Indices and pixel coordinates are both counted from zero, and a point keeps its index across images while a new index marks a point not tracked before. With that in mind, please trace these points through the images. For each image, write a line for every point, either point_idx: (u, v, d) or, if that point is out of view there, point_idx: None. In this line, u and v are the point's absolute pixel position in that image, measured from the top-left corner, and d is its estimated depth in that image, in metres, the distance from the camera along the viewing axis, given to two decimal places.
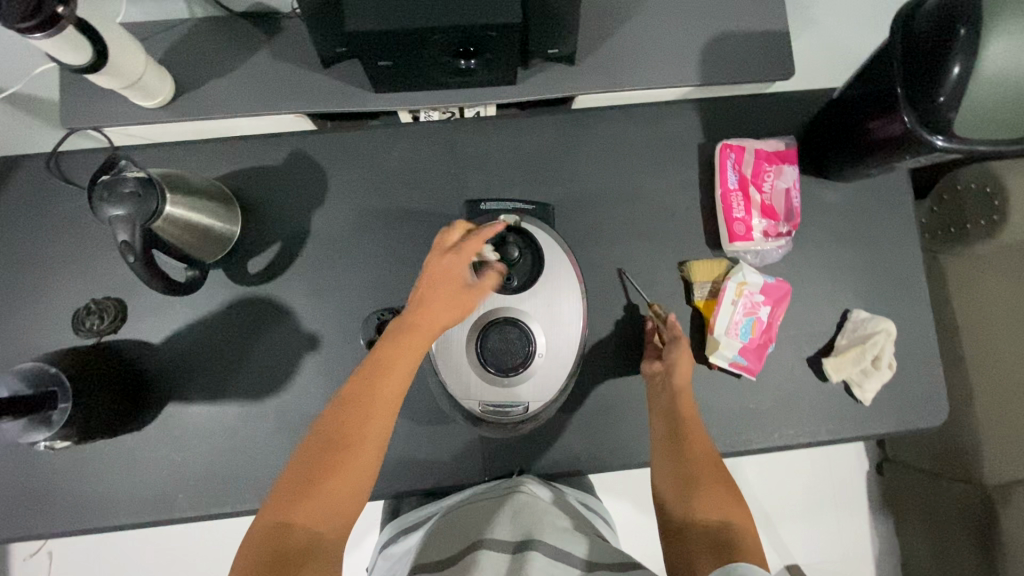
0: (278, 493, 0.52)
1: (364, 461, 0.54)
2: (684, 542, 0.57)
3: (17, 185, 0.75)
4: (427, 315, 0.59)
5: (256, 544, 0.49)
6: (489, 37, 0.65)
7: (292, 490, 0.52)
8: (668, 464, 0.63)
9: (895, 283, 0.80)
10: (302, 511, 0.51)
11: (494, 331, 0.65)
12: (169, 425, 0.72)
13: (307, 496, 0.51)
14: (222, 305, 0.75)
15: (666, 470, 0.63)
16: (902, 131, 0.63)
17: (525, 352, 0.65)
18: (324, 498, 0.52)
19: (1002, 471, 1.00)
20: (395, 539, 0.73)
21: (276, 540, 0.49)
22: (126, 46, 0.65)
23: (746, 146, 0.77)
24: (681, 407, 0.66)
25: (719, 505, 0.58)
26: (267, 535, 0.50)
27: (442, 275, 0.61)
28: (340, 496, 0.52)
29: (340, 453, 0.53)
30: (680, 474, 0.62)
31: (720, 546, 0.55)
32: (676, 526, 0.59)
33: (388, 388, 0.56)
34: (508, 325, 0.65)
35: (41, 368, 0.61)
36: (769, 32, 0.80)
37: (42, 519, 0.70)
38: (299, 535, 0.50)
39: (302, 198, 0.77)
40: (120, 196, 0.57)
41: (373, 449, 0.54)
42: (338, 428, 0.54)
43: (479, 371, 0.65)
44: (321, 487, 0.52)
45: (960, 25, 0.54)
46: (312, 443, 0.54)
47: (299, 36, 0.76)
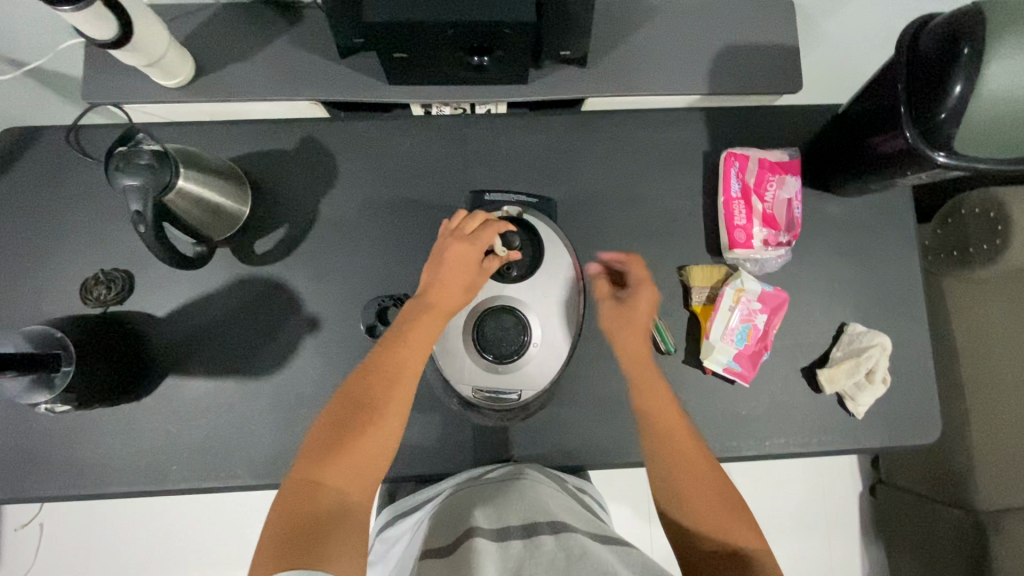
0: (308, 457, 0.55)
1: (388, 425, 0.57)
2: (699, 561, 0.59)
3: (35, 154, 0.77)
4: (440, 296, 0.64)
5: (286, 505, 0.51)
6: (502, 34, 0.67)
7: (320, 453, 0.54)
8: (675, 486, 0.63)
9: (893, 300, 0.80)
10: (330, 472, 0.53)
11: (491, 319, 0.66)
12: (168, 397, 0.74)
13: (336, 457, 0.54)
14: (227, 282, 0.76)
15: (673, 491, 0.63)
16: (905, 147, 0.64)
17: (520, 341, 0.66)
18: (352, 459, 0.54)
19: (995, 498, 1.00)
20: (390, 524, 0.74)
21: (305, 499, 0.51)
22: (152, 26, 0.67)
23: (751, 155, 0.78)
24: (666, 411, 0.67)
25: (730, 520, 0.60)
26: (297, 494, 0.52)
27: (455, 260, 0.64)
28: (366, 459, 0.55)
29: (363, 421, 0.56)
30: (688, 493, 0.62)
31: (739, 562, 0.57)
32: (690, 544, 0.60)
33: (408, 362, 0.60)
34: (505, 313, 0.66)
35: (47, 331, 0.62)
36: (779, 45, 0.81)
37: (37, 482, 0.71)
38: (328, 495, 0.52)
39: (312, 183, 0.78)
40: (134, 167, 0.59)
41: (395, 416, 0.58)
42: (361, 397, 0.58)
43: (475, 357, 0.66)
44: (350, 450, 0.55)
45: (964, 44, 0.55)
46: (339, 410, 0.57)
47: (318, 25, 0.78)
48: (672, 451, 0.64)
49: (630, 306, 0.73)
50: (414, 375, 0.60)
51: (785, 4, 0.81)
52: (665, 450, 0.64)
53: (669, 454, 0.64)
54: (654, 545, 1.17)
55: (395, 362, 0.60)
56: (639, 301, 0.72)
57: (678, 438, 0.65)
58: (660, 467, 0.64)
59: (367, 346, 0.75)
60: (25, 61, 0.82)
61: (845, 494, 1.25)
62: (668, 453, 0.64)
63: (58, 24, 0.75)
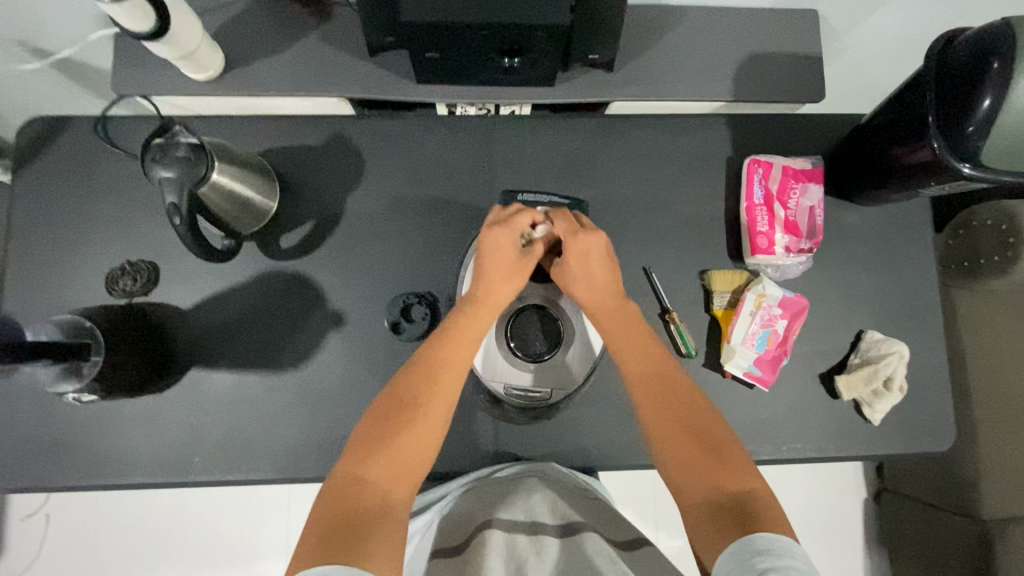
0: (351, 451, 0.58)
1: (429, 426, 0.60)
2: (700, 522, 0.55)
3: (63, 143, 0.77)
4: (489, 291, 0.67)
5: (330, 496, 0.54)
6: (535, 36, 0.67)
7: (363, 448, 0.58)
8: (674, 448, 0.61)
9: (911, 308, 0.81)
10: (372, 467, 0.56)
11: (529, 322, 0.70)
12: (191, 389, 0.74)
13: (376, 455, 0.57)
14: (252, 276, 0.76)
15: (673, 453, 0.61)
16: (930, 158, 0.65)
17: (554, 343, 0.71)
18: (393, 457, 0.58)
19: (1000, 507, 1.01)
20: None
21: (348, 491, 0.54)
22: (187, 19, 0.67)
23: (774, 162, 0.79)
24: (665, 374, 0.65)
25: (732, 478, 0.57)
26: (340, 486, 0.55)
27: (493, 250, 0.68)
28: (406, 457, 0.58)
29: (402, 421, 0.59)
30: (688, 454, 0.60)
31: (739, 521, 0.52)
32: (692, 506, 0.57)
33: (449, 366, 0.63)
34: (542, 317, 0.71)
35: (78, 320, 0.63)
36: (804, 54, 0.82)
37: (59, 471, 0.72)
38: (369, 489, 0.55)
39: (338, 180, 0.79)
40: (171, 159, 0.59)
41: (438, 416, 0.61)
42: (402, 397, 0.61)
43: (507, 356, 0.70)
44: (392, 447, 0.58)
45: (993, 58, 0.56)
46: (380, 409, 0.60)
47: (348, 22, 0.78)
48: (668, 412, 0.63)
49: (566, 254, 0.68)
50: (457, 377, 0.63)
51: (812, 14, 0.81)
52: (662, 413, 0.63)
53: (665, 417, 0.63)
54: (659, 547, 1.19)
55: (438, 365, 0.63)
56: (583, 241, 0.68)
57: (675, 400, 0.63)
58: (658, 431, 0.63)
59: (391, 342, 0.76)
60: (53, 51, 0.82)
61: (849, 500, 1.27)
62: (665, 416, 0.63)
63: (89, 14, 0.75)
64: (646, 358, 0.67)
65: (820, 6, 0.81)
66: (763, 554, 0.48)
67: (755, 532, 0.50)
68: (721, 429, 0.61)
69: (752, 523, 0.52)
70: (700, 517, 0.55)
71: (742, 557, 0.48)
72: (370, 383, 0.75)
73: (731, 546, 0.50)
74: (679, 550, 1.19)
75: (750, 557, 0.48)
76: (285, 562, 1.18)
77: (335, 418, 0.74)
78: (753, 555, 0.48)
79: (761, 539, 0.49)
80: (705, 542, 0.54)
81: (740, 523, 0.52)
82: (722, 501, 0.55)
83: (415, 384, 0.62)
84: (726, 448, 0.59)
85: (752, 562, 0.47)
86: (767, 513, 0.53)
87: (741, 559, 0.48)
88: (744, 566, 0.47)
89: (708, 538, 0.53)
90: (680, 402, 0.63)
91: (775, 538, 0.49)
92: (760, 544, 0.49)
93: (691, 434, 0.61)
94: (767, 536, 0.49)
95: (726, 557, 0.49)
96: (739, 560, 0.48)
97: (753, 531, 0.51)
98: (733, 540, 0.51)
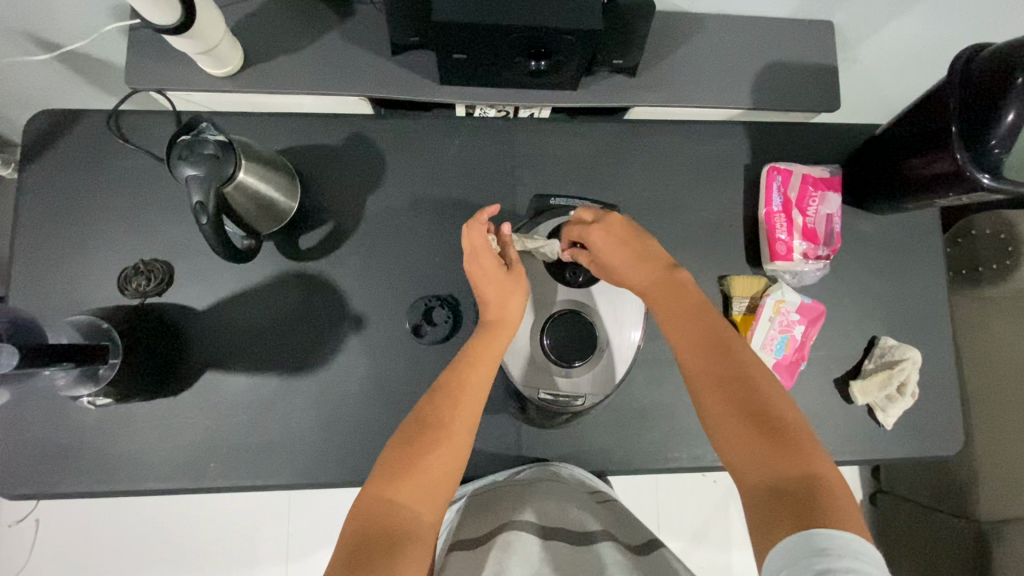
0: (377, 474, 0.55)
1: (457, 446, 0.57)
2: (754, 508, 0.51)
3: (75, 139, 0.75)
4: (497, 311, 0.67)
5: (358, 523, 0.51)
6: (563, 40, 0.66)
7: (391, 471, 0.54)
8: (730, 427, 0.56)
9: (920, 315, 0.83)
10: (401, 491, 0.53)
11: (560, 323, 0.68)
12: (205, 392, 0.72)
13: (406, 474, 0.54)
14: (270, 277, 0.75)
15: (729, 432, 0.56)
16: (949, 168, 0.66)
17: (588, 343, 0.68)
18: (422, 479, 0.54)
19: (997, 510, 1.01)
20: None
21: (378, 518, 0.51)
22: (210, 12, 0.65)
23: (793, 170, 0.80)
24: (720, 341, 0.60)
25: (796, 464, 0.52)
26: (367, 513, 0.51)
27: (483, 273, 0.68)
28: (436, 478, 0.55)
29: (431, 436, 0.57)
30: (744, 434, 0.55)
31: (803, 511, 0.48)
32: (748, 490, 0.53)
33: (475, 385, 0.61)
34: (574, 316, 0.69)
35: (94, 321, 0.62)
36: (823, 64, 0.83)
37: (69, 476, 0.70)
38: (401, 516, 0.52)
39: (358, 181, 0.78)
40: (199, 157, 0.57)
41: (462, 435, 0.58)
42: (429, 413, 0.58)
43: (540, 359, 0.69)
44: (422, 469, 0.55)
45: (1017, 73, 0.57)
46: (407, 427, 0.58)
47: (369, 20, 0.76)
48: (724, 387, 0.57)
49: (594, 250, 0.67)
50: (482, 392, 0.61)
51: (829, 25, 0.83)
52: (718, 388, 0.58)
53: (722, 392, 0.57)
54: None
55: (462, 383, 0.61)
56: (592, 233, 0.67)
57: (735, 374, 0.58)
58: (712, 407, 0.58)
59: (412, 345, 0.75)
60: (62, 43, 0.80)
61: None
62: (721, 391, 0.57)
63: (102, 6, 0.73)
64: (702, 328, 0.62)
65: (838, 18, 0.82)
66: (822, 554, 0.44)
67: (816, 528, 0.46)
68: (787, 408, 0.56)
69: (814, 518, 0.47)
70: (756, 503, 0.51)
71: (798, 554, 0.45)
72: (391, 387, 0.74)
73: (787, 539, 0.47)
74: (685, 550, 1.20)
75: (807, 555, 0.44)
76: (285, 568, 1.15)
77: (355, 422, 0.73)
78: (810, 553, 0.44)
79: (822, 537, 0.45)
80: (758, 530, 0.50)
81: (799, 515, 0.48)
82: (782, 488, 0.51)
83: (438, 402, 0.59)
84: (792, 429, 0.54)
85: (810, 561, 0.44)
86: (831, 506, 0.48)
87: (797, 558, 0.45)
88: (800, 565, 0.44)
89: (760, 527, 0.50)
90: (739, 376, 0.58)
91: (837, 535, 0.45)
92: (819, 541, 0.45)
93: (749, 412, 0.55)
94: (828, 533, 0.45)
95: (781, 549, 0.46)
96: (794, 556, 0.45)
97: (813, 526, 0.47)
98: (791, 533, 0.47)
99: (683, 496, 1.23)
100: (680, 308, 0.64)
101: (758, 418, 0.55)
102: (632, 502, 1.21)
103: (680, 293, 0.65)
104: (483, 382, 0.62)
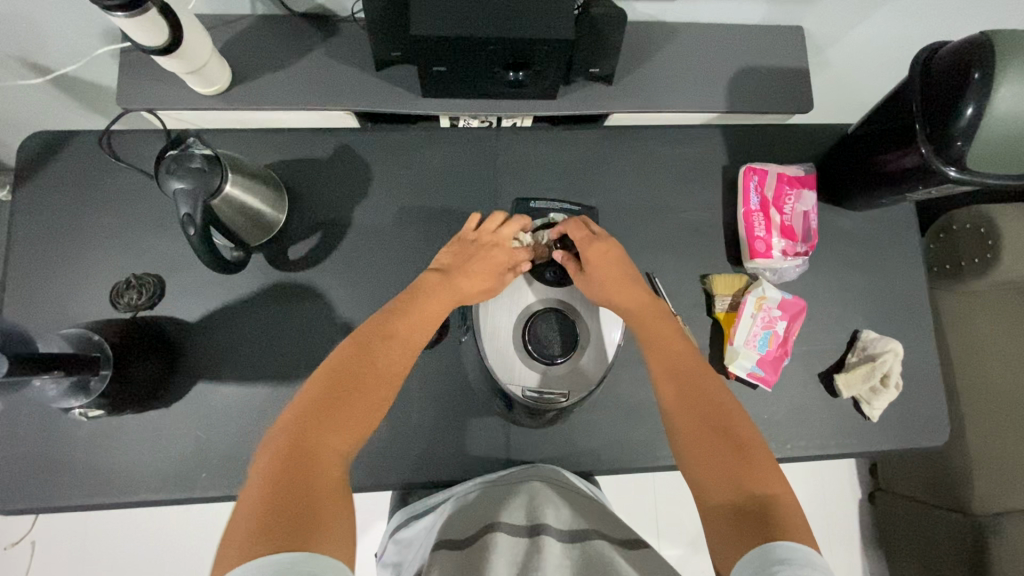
0: (304, 412, 0.54)
1: (381, 386, 0.58)
2: (717, 525, 0.54)
3: (68, 159, 0.77)
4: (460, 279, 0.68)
5: (276, 463, 0.49)
6: (539, 51, 0.68)
7: (316, 410, 0.54)
8: (697, 446, 0.59)
9: (900, 308, 0.85)
10: (329, 431, 0.53)
11: (540, 320, 0.69)
12: (197, 403, 0.73)
13: (327, 417, 0.54)
14: (260, 288, 0.76)
15: (695, 451, 0.59)
16: (917, 163, 0.69)
17: (568, 340, 0.69)
18: (348, 420, 0.55)
19: (992, 502, 1.01)
20: (403, 525, 0.73)
21: (297, 453, 0.51)
22: (196, 32, 0.68)
23: (769, 170, 0.82)
24: (689, 367, 0.65)
25: (757, 480, 0.55)
26: (292, 455, 0.50)
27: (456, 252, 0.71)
28: (361, 421, 0.56)
29: (354, 381, 0.57)
30: (710, 453, 0.58)
31: (763, 525, 0.51)
32: (714, 508, 0.54)
33: (404, 334, 0.63)
34: (552, 313, 0.70)
35: (84, 333, 0.63)
36: (797, 66, 0.85)
37: (61, 491, 0.70)
38: (323, 455, 0.52)
39: (345, 192, 0.80)
40: (186, 170, 0.59)
41: (390, 381, 0.59)
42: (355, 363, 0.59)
43: (524, 356, 0.68)
44: (353, 412, 0.55)
45: (974, 69, 0.59)
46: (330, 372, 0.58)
47: (354, 38, 0.79)
48: (693, 409, 0.61)
49: (585, 257, 0.70)
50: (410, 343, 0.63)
51: (800, 30, 0.85)
52: (687, 410, 0.61)
53: (690, 413, 0.61)
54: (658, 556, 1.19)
55: (392, 332, 0.62)
56: (587, 241, 0.71)
57: (703, 398, 0.62)
58: (680, 428, 0.61)
59: None
60: (54, 67, 0.83)
61: (843, 501, 1.27)
62: (691, 411, 0.61)
63: (95, 31, 0.76)
64: (673, 352, 0.66)
65: (808, 23, 0.85)
66: (783, 563, 0.46)
67: (776, 540, 0.49)
68: (747, 427, 0.59)
69: (775, 532, 0.50)
70: (720, 519, 0.54)
71: (762, 564, 0.47)
72: None
73: (751, 552, 0.49)
74: (681, 556, 1.20)
75: (771, 564, 0.46)
76: None
77: None
78: (773, 563, 0.46)
79: (783, 549, 0.47)
80: (722, 545, 0.52)
81: (761, 528, 0.50)
82: (745, 505, 0.53)
83: (378, 349, 0.60)
84: (754, 449, 0.57)
85: (773, 570, 0.46)
86: (786, 521, 0.51)
87: (761, 567, 0.47)
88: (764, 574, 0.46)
89: (726, 541, 0.52)
90: (706, 397, 0.62)
91: (796, 548, 0.47)
92: (780, 553, 0.47)
93: (715, 432, 0.59)
94: (789, 546, 0.48)
95: (744, 562, 0.48)
96: (758, 566, 0.47)
97: (774, 539, 0.49)
98: (755, 546, 0.49)
99: (677, 499, 1.22)
100: (658, 333, 0.68)
101: (725, 439, 0.58)
102: (627, 507, 1.21)
103: (657, 320, 0.69)
104: (417, 333, 0.64)
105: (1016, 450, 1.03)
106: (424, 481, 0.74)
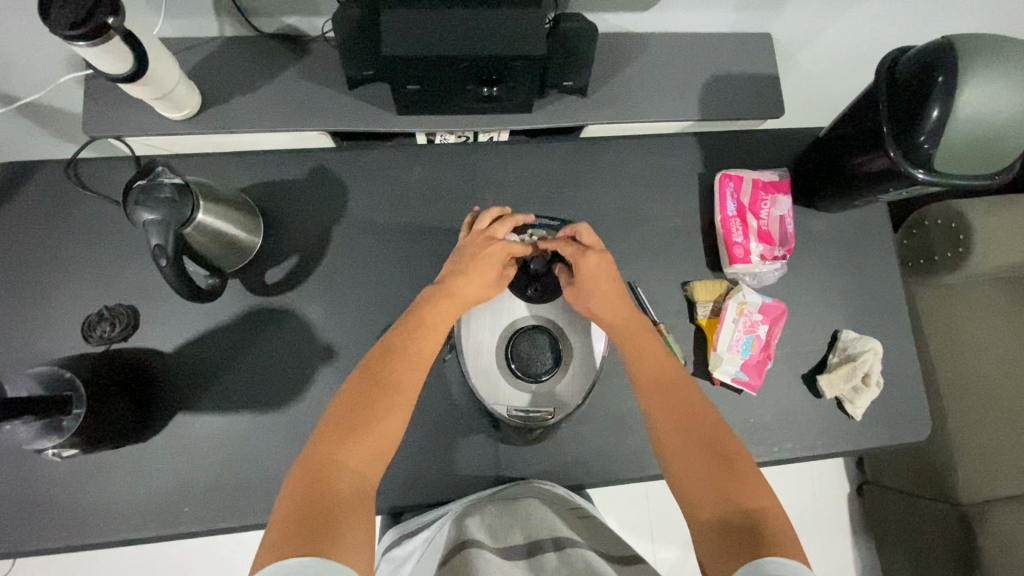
0: (321, 435, 0.55)
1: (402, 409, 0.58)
2: (707, 542, 0.54)
3: (34, 191, 0.75)
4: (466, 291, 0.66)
5: (295, 490, 0.51)
6: (512, 66, 0.68)
7: (340, 434, 0.55)
8: (686, 461, 0.59)
9: (878, 306, 0.86)
10: (344, 451, 0.54)
11: (524, 338, 0.69)
12: (177, 435, 0.71)
13: (350, 439, 0.55)
14: (239, 314, 0.75)
15: (680, 466, 0.59)
16: (886, 165, 0.70)
17: (552, 359, 0.69)
18: (369, 441, 0.56)
19: (977, 491, 1.03)
20: (397, 542, 0.72)
21: (320, 479, 0.52)
22: (163, 58, 0.67)
23: (744, 176, 0.83)
24: (673, 380, 0.65)
25: (744, 493, 0.55)
26: (307, 477, 0.52)
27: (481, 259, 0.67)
28: (379, 441, 0.56)
29: (376, 402, 0.57)
30: (698, 468, 0.58)
31: (750, 540, 0.51)
32: (703, 524, 0.55)
33: (419, 352, 0.62)
34: (537, 332, 0.69)
35: (56, 372, 0.60)
36: (767, 72, 0.86)
37: (39, 533, 0.68)
38: (341, 475, 0.53)
39: (322, 212, 0.79)
40: (155, 201, 0.58)
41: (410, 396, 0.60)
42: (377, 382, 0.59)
43: (510, 376, 0.68)
44: (372, 429, 0.56)
45: (936, 74, 0.60)
46: (356, 389, 0.58)
47: (327, 57, 0.78)
48: (679, 423, 0.62)
49: (579, 272, 0.68)
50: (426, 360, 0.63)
51: (769, 37, 0.87)
52: (673, 425, 0.62)
53: (676, 428, 0.61)
54: (654, 560, 1.19)
55: (415, 348, 0.62)
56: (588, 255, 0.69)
57: (691, 412, 0.62)
58: (668, 444, 0.61)
59: None
60: (18, 95, 0.81)
61: (832, 495, 1.29)
62: (676, 424, 0.62)
63: (58, 57, 0.74)
64: (657, 366, 0.66)
65: (775, 30, 0.86)
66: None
67: (764, 556, 0.49)
68: (733, 439, 0.60)
69: (761, 547, 0.50)
70: (708, 536, 0.54)
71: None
72: None
73: (741, 568, 0.49)
74: (675, 561, 1.20)
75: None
76: None
77: None
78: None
79: (771, 564, 0.48)
80: (711, 560, 0.53)
81: (748, 544, 0.51)
82: (730, 521, 0.54)
83: (392, 363, 0.60)
84: (743, 463, 0.58)
85: None
86: (772, 535, 0.52)
87: None
88: None
89: (716, 558, 0.52)
90: (689, 409, 0.62)
91: (784, 563, 0.48)
92: (768, 567, 0.47)
93: (704, 446, 0.59)
94: (776, 560, 0.48)
95: None
96: None
97: (762, 554, 0.49)
98: (743, 563, 0.50)
99: (670, 503, 1.23)
100: (647, 345, 0.68)
101: (714, 453, 0.59)
102: (620, 515, 1.21)
103: (643, 333, 0.69)
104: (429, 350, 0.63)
105: (997, 438, 1.06)
106: (413, 503, 0.73)
